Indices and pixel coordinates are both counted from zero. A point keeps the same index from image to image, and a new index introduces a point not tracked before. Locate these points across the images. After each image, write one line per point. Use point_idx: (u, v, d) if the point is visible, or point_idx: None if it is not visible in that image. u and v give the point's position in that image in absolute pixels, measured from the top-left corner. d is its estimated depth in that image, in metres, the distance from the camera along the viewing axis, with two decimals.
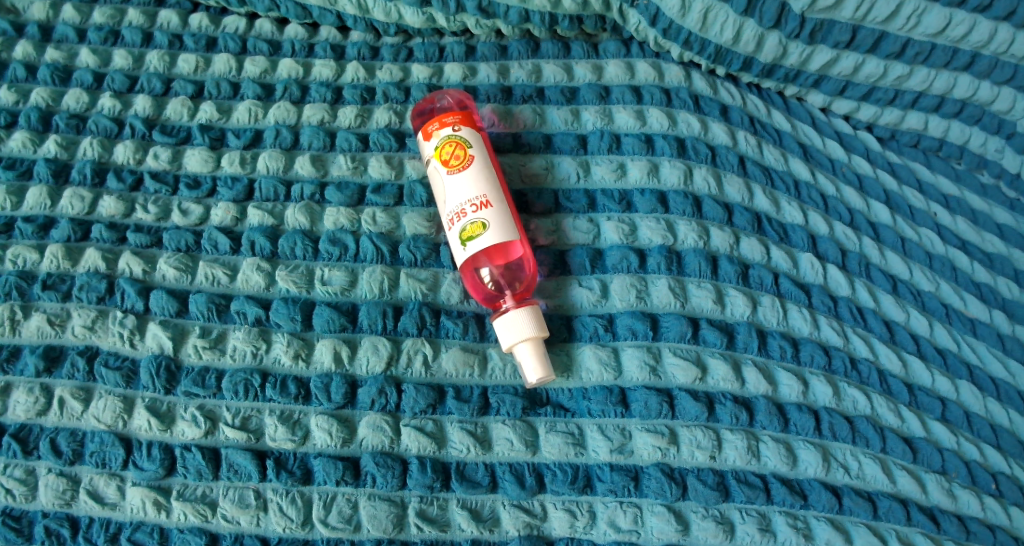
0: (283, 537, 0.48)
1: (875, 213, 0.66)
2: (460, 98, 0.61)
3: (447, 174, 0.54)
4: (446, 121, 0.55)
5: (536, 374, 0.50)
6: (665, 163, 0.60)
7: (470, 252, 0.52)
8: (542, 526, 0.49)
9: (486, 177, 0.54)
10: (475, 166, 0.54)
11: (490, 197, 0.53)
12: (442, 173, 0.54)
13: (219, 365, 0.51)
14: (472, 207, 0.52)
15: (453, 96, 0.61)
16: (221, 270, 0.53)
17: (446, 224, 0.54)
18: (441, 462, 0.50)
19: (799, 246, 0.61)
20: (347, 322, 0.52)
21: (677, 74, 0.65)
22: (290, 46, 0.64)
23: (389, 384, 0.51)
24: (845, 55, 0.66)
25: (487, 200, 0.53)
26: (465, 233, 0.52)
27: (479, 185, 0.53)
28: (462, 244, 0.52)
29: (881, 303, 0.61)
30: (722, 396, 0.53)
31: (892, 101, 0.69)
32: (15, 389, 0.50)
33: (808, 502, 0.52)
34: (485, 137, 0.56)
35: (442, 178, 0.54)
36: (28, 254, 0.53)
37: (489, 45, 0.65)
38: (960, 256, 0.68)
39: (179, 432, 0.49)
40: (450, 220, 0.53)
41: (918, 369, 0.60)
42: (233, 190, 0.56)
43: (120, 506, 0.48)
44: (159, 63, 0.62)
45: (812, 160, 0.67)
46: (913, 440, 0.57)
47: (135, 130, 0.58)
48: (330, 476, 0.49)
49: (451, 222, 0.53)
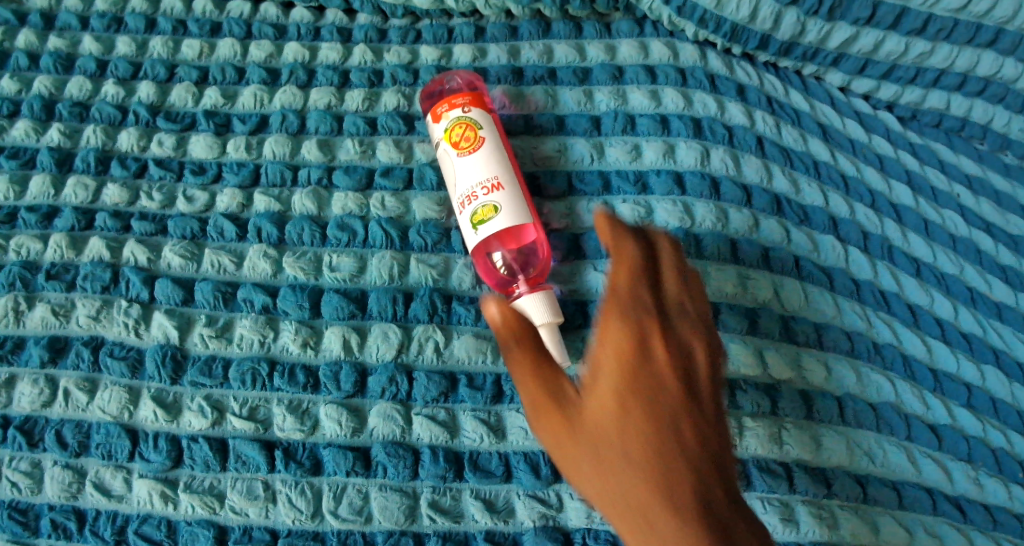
0: (293, 529, 0.47)
1: (897, 195, 0.64)
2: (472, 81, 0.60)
3: (457, 156, 0.52)
4: (455, 101, 0.54)
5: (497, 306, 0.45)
6: (681, 144, 0.58)
7: (481, 236, 0.51)
8: (558, 518, 0.48)
9: (496, 159, 0.52)
10: (487, 148, 0.52)
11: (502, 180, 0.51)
12: (452, 156, 0.53)
13: (226, 354, 0.50)
14: (484, 190, 0.51)
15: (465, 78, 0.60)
16: (227, 258, 0.52)
17: (457, 208, 0.52)
18: (454, 452, 0.49)
19: (819, 228, 0.59)
20: (356, 309, 0.51)
21: (692, 53, 0.63)
22: (296, 30, 0.62)
23: (400, 373, 0.50)
24: (865, 32, 0.65)
25: (498, 182, 0.51)
26: (477, 216, 0.51)
27: (490, 169, 0.52)
28: (473, 228, 0.51)
29: (905, 286, 0.60)
30: (743, 382, 0.52)
31: (913, 79, 0.67)
32: (20, 380, 0.49)
33: (832, 491, 0.50)
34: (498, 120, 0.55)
35: (452, 161, 0.53)
36: (32, 244, 0.52)
37: (499, 26, 0.64)
38: (984, 238, 0.66)
39: (187, 423, 0.48)
40: (461, 204, 0.52)
41: (943, 354, 0.58)
42: (239, 176, 0.55)
43: (126, 498, 0.47)
44: (163, 50, 0.61)
45: (832, 140, 0.64)
46: (939, 427, 0.55)
47: (139, 117, 0.57)
48: (340, 467, 0.47)
49: (463, 205, 0.52)
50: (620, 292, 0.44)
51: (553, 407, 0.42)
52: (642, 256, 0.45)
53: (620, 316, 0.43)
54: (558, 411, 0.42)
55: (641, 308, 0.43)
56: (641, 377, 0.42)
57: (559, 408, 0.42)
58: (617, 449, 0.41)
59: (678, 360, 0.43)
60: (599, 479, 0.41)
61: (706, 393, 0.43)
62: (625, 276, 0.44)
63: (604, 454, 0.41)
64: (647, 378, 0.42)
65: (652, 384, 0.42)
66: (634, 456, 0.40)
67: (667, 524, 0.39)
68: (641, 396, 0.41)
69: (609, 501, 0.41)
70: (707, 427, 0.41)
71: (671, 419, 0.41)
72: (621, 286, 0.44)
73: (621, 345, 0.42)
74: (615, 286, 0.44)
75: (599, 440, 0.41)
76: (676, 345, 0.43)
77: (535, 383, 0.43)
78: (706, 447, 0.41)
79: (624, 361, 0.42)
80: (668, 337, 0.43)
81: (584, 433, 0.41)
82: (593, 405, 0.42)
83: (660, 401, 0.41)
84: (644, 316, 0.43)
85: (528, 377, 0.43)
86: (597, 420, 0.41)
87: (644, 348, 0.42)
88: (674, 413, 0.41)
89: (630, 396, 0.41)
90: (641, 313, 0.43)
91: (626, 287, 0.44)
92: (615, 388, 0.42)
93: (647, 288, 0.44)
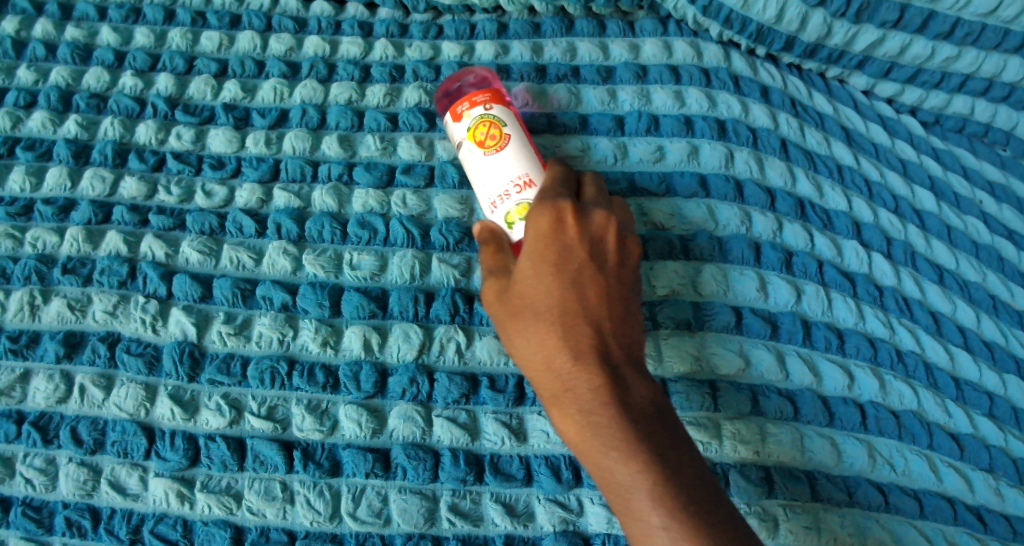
0: (310, 530, 0.46)
1: (920, 200, 0.63)
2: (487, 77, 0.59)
3: (486, 156, 0.50)
4: (476, 99, 0.52)
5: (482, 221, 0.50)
6: (706, 145, 0.58)
7: (516, 236, 0.49)
8: (578, 522, 0.47)
9: (525, 156, 0.50)
10: (514, 146, 0.50)
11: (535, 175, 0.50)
12: (479, 156, 0.51)
13: (244, 352, 0.49)
14: (517, 189, 0.49)
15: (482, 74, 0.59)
16: (246, 254, 0.51)
17: (488, 208, 0.51)
18: (474, 454, 0.48)
19: (843, 233, 0.58)
20: (376, 308, 0.50)
21: (716, 53, 0.62)
22: (316, 23, 0.61)
23: (420, 374, 0.49)
24: (891, 35, 0.64)
25: (530, 179, 0.50)
26: (511, 215, 0.49)
27: (521, 166, 0.50)
28: (508, 228, 0.49)
29: (928, 293, 0.59)
30: (766, 388, 0.51)
31: (938, 84, 0.67)
32: (36, 376, 0.48)
33: (854, 499, 0.50)
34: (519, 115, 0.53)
35: (479, 161, 0.51)
36: (48, 237, 0.52)
37: (521, 22, 0.63)
38: (1006, 246, 0.65)
39: (204, 421, 0.47)
40: (493, 205, 0.50)
41: (965, 362, 0.57)
42: (258, 170, 0.54)
43: (142, 497, 0.46)
44: (181, 41, 0.60)
45: (856, 143, 0.63)
46: (960, 436, 0.55)
47: (157, 110, 0.57)
48: (359, 468, 0.47)
49: (495, 206, 0.50)
50: (543, 191, 0.47)
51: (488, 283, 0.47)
52: (563, 174, 0.49)
53: (540, 204, 0.46)
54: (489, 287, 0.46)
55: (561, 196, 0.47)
56: (554, 249, 0.45)
57: (491, 281, 0.47)
58: (532, 310, 0.44)
59: (591, 236, 0.46)
60: (514, 337, 0.45)
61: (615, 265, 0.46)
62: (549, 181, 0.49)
63: (520, 318, 0.45)
64: (560, 248, 0.45)
65: (562, 255, 0.45)
66: (542, 318, 0.44)
67: (579, 380, 0.43)
68: (552, 264, 0.45)
69: (523, 357, 0.45)
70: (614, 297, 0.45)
71: (581, 288, 0.44)
72: (545, 189, 0.48)
73: (537, 219, 0.46)
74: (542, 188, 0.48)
75: (516, 302, 0.45)
76: (591, 225, 0.46)
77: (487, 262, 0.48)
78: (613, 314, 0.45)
79: (540, 235, 0.45)
80: (586, 218, 0.46)
81: (511, 304, 0.45)
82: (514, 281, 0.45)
83: (569, 271, 0.45)
84: (563, 202, 0.46)
85: (487, 260, 0.48)
86: (519, 285, 0.45)
87: (561, 226, 0.46)
88: (583, 280, 0.45)
89: (544, 267, 0.45)
90: (561, 197, 0.47)
91: (548, 190, 0.47)
92: (535, 255, 0.45)
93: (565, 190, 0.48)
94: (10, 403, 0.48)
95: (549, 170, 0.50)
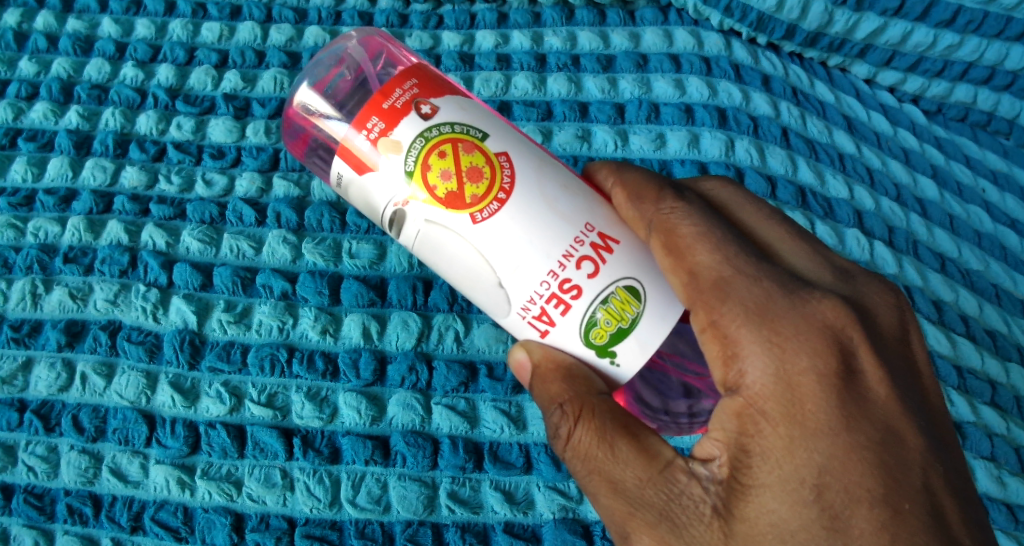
0: (311, 517, 0.46)
1: (922, 189, 0.63)
2: (369, 42, 0.47)
3: (477, 223, 0.37)
4: (394, 116, 0.37)
5: (538, 351, 0.38)
6: (706, 133, 0.58)
7: (624, 356, 0.37)
8: (578, 509, 0.47)
9: (537, 201, 0.37)
10: (507, 183, 0.37)
11: (596, 229, 0.37)
12: (466, 226, 0.37)
13: (244, 340, 0.49)
14: (581, 276, 0.36)
15: (350, 48, 0.46)
16: (246, 242, 0.52)
17: (536, 332, 0.38)
18: (474, 442, 0.48)
19: (844, 221, 0.57)
20: (375, 297, 0.50)
21: (717, 41, 0.62)
22: (317, 13, 0.61)
23: (420, 361, 0.49)
24: (893, 23, 0.64)
25: (591, 257, 0.37)
26: (604, 328, 0.36)
27: (544, 225, 0.37)
28: (609, 352, 0.37)
29: (931, 281, 0.58)
30: None
31: (940, 72, 0.66)
32: (37, 363, 0.49)
33: None
34: (470, 98, 0.39)
35: (468, 235, 0.37)
36: (50, 226, 0.52)
37: (522, 12, 0.62)
38: (1010, 235, 0.64)
39: (204, 409, 0.48)
40: (545, 324, 0.37)
41: (968, 350, 0.57)
42: (258, 160, 0.54)
43: (143, 484, 0.47)
44: (182, 32, 0.60)
45: (858, 132, 0.63)
46: (963, 425, 0.54)
47: (157, 100, 0.57)
48: (359, 455, 0.47)
49: (550, 320, 0.37)
50: (752, 301, 0.36)
51: (673, 538, 0.35)
52: (711, 222, 0.38)
53: (774, 351, 0.35)
54: (696, 536, 0.35)
55: (801, 304, 0.36)
56: (842, 428, 0.34)
57: (688, 529, 0.35)
58: None
59: (875, 385, 0.36)
60: None
61: (916, 411, 0.36)
62: (721, 259, 0.37)
63: None
64: (847, 417, 0.35)
65: (857, 429, 0.35)
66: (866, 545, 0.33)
67: None
68: (846, 459, 0.34)
69: None
70: (937, 464, 0.35)
71: (903, 479, 0.34)
72: (736, 281, 0.36)
73: (795, 383, 0.35)
74: (699, 275, 0.36)
75: None
76: (868, 364, 0.36)
77: (623, 466, 0.36)
78: (940, 490, 0.35)
79: (808, 414, 0.35)
80: (858, 356, 0.36)
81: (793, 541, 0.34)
82: (767, 515, 0.34)
83: (871, 451, 0.34)
84: (808, 313, 0.36)
85: (604, 461, 0.37)
86: (790, 520, 0.34)
87: (835, 383, 0.35)
88: (900, 461, 0.35)
89: (839, 467, 0.34)
90: (805, 315, 0.36)
91: (760, 292, 0.36)
92: (813, 452, 0.34)
93: (798, 295, 0.37)
94: (12, 392, 0.48)
95: (658, 218, 0.38)
